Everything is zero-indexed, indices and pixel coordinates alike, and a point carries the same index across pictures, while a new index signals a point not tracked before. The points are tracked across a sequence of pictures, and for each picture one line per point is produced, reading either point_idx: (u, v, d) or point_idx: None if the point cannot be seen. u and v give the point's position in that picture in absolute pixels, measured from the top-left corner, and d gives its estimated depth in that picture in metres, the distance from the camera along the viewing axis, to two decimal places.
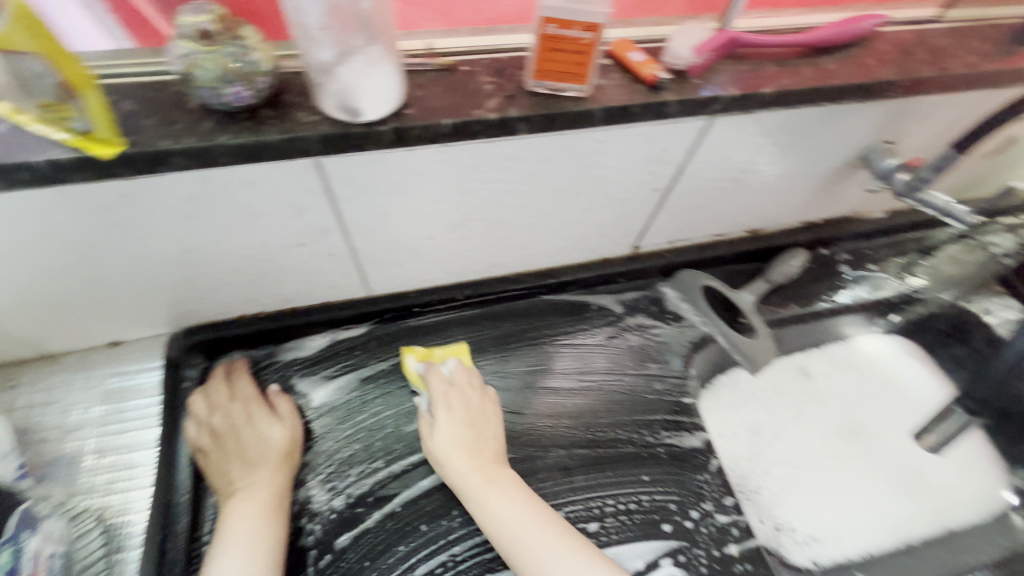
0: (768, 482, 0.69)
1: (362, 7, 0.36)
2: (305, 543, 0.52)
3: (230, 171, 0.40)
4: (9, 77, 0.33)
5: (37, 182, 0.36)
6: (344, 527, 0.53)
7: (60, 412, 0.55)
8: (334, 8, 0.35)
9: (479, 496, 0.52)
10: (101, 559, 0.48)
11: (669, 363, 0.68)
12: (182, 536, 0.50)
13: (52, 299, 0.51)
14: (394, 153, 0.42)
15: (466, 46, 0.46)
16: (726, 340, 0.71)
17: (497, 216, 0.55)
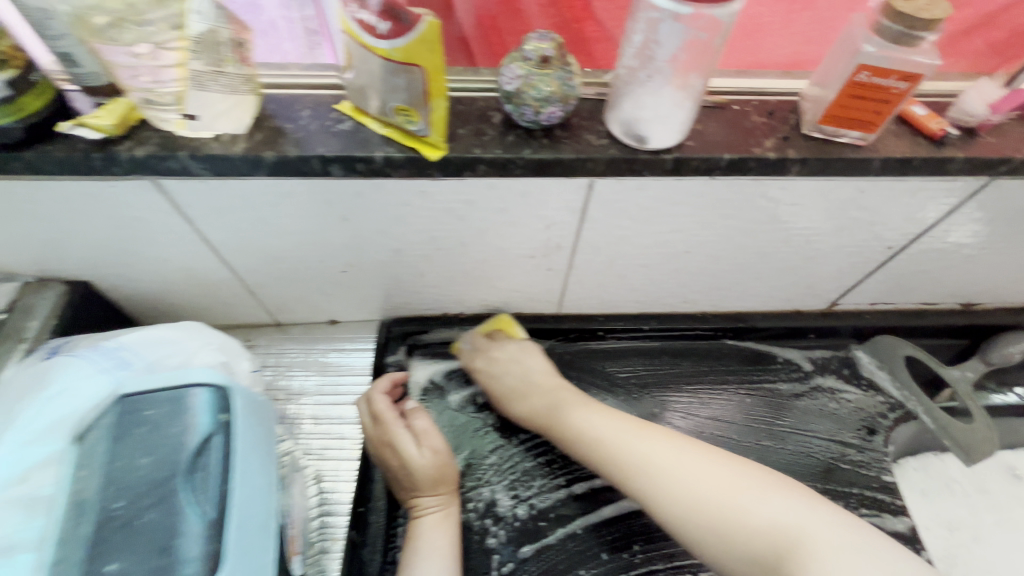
0: None
1: (717, 44, 0.36)
2: (491, 546, 0.53)
3: (514, 183, 0.44)
4: (385, 82, 0.37)
5: (367, 174, 0.42)
6: (527, 538, 0.54)
7: (286, 375, 0.61)
8: (693, 45, 0.36)
9: (597, 441, 0.49)
10: (316, 518, 0.53)
11: (864, 434, 0.63)
12: (383, 513, 0.53)
13: (304, 280, 0.56)
14: (663, 181, 0.44)
15: (739, 85, 0.47)
16: (933, 420, 0.63)
17: (718, 253, 0.55)
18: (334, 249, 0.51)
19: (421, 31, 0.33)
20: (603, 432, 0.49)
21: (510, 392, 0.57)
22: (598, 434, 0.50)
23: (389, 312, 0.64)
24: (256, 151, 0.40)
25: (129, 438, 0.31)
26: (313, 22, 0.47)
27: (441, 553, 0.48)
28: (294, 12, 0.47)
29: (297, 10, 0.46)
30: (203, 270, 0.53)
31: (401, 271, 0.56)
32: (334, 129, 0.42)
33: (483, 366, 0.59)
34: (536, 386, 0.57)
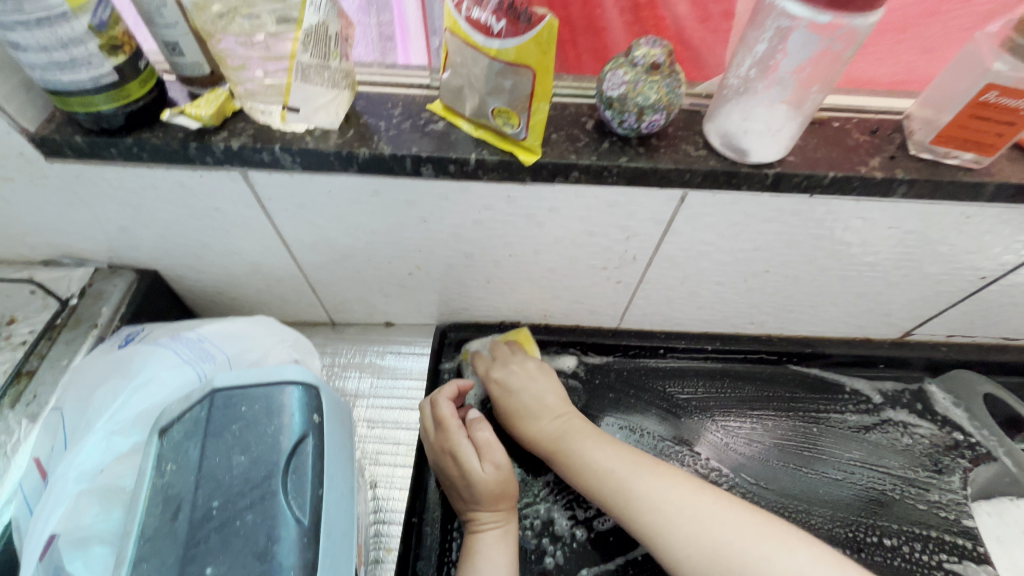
0: None
1: (845, 56, 0.34)
2: (548, 567, 0.51)
3: (604, 191, 0.42)
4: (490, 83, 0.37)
5: (458, 175, 0.41)
6: (586, 561, 0.51)
7: (340, 376, 0.60)
8: (821, 57, 0.34)
9: (602, 475, 0.47)
10: (372, 525, 0.51)
11: (941, 474, 0.59)
12: (438, 524, 0.52)
13: (368, 280, 0.56)
14: (759, 196, 0.42)
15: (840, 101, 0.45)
16: (1014, 462, 0.60)
17: (799, 274, 0.52)
18: (405, 250, 0.50)
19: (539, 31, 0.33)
20: (606, 464, 0.47)
21: (521, 412, 0.53)
22: (613, 470, 0.47)
23: (446, 318, 0.63)
24: (349, 146, 0.39)
25: (223, 436, 0.30)
26: (389, 28, 0.46)
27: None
28: (370, 17, 0.45)
29: (373, 14, 0.45)
30: (271, 264, 0.53)
31: (468, 276, 0.55)
32: (427, 128, 0.41)
33: (502, 379, 0.56)
34: (551, 409, 0.53)
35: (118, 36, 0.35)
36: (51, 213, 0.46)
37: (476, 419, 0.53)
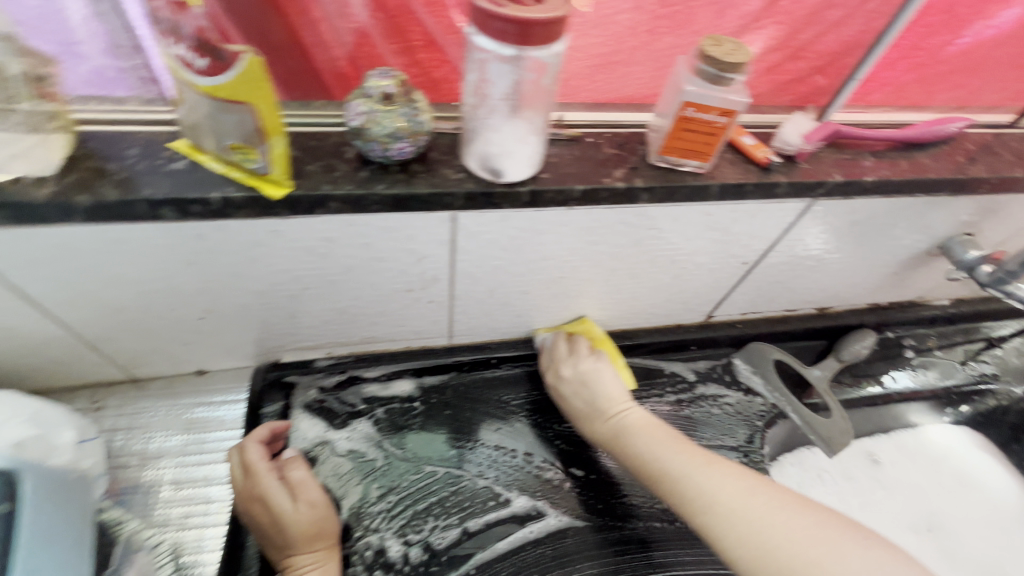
0: None
1: (544, 83, 0.38)
2: None
3: (374, 219, 0.43)
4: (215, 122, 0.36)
5: (207, 216, 0.39)
6: None
7: (142, 438, 0.55)
8: (521, 84, 0.37)
9: (650, 469, 0.51)
10: None
11: (742, 437, 0.66)
12: None
13: (154, 329, 0.51)
14: (524, 212, 0.45)
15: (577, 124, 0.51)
16: (800, 417, 0.68)
17: (594, 276, 0.57)
18: (185, 295, 0.47)
19: (242, 67, 0.32)
20: (656, 464, 0.51)
21: (586, 414, 0.59)
22: (666, 464, 0.50)
23: (264, 358, 0.59)
24: (67, 195, 0.36)
25: None
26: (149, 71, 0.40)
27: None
28: (119, 61, 0.39)
29: (123, 58, 0.39)
30: (25, 329, 0.47)
31: (270, 314, 0.52)
32: (166, 169, 0.38)
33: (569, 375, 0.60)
34: (608, 406, 0.58)
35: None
36: None
37: (291, 460, 0.51)
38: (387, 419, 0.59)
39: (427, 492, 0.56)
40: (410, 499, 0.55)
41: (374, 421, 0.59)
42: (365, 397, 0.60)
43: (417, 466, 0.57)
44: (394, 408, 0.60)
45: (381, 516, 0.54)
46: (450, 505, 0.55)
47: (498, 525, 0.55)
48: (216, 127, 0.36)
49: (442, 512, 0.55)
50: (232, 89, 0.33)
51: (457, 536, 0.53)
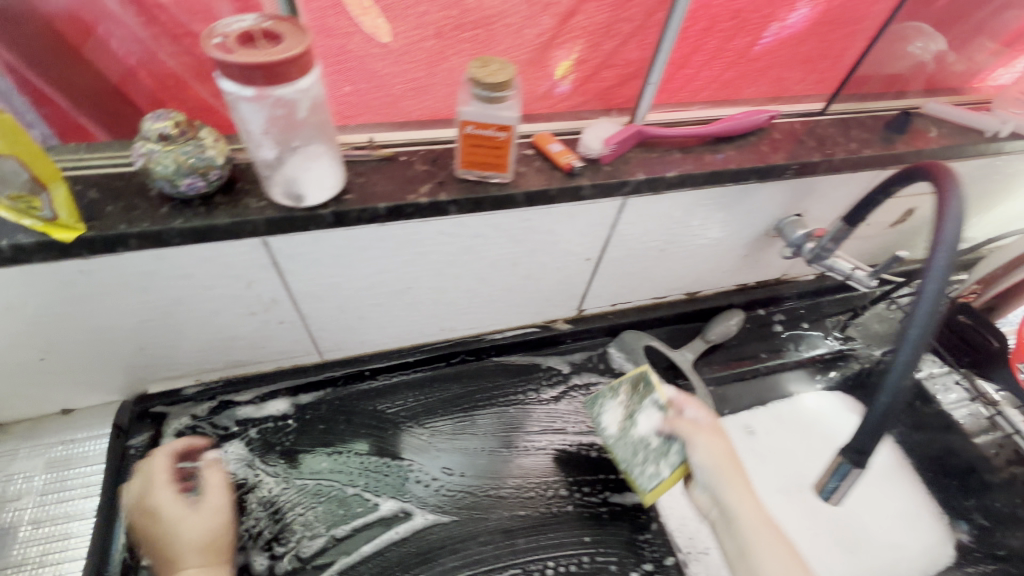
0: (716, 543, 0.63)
1: (299, 116, 0.42)
2: None
3: (184, 251, 0.45)
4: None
5: (8, 262, 0.41)
6: None
7: (4, 480, 0.56)
8: (272, 119, 0.41)
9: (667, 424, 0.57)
10: None
11: None
12: None
13: (1, 373, 0.52)
14: (335, 232, 0.48)
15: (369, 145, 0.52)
16: None
17: (441, 284, 0.60)
18: (18, 337, 0.49)
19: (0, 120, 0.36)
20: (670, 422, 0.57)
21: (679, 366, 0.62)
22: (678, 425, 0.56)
23: (129, 391, 0.61)
24: None
25: None
26: None
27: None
28: None
29: None
30: None
31: (118, 348, 0.54)
32: None
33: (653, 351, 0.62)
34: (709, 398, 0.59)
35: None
36: None
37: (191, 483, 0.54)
38: (261, 440, 0.62)
39: (296, 506, 0.59)
40: (279, 514, 0.58)
41: (247, 443, 0.61)
42: (239, 422, 0.63)
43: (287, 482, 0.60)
44: (268, 427, 0.63)
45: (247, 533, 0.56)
46: (318, 515, 0.59)
47: (365, 530, 0.58)
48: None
49: (310, 523, 0.58)
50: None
51: (324, 545, 0.57)
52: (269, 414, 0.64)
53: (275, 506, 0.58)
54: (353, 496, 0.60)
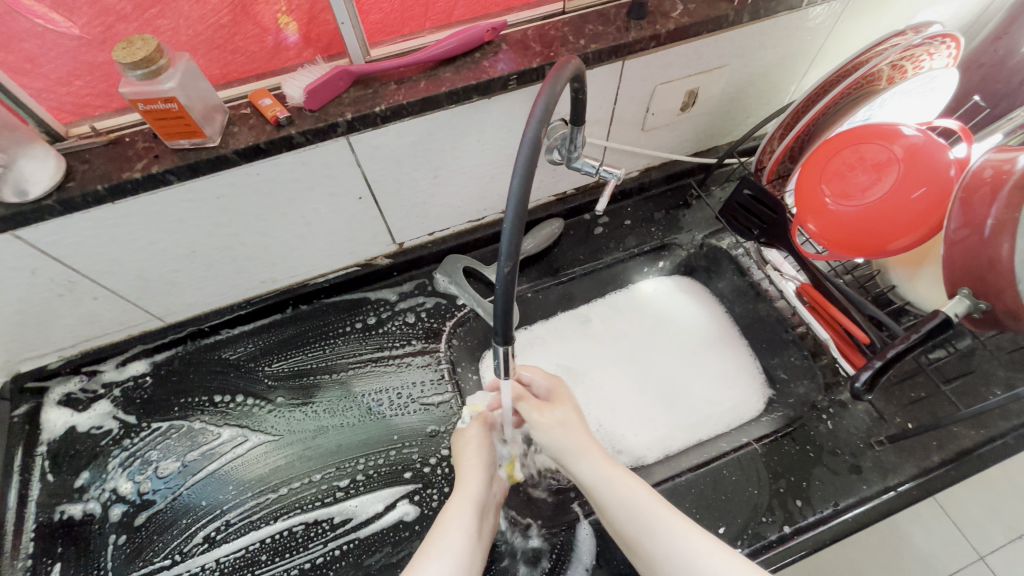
0: (636, 358, 0.81)
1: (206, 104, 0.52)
2: (374, 430, 0.72)
3: (292, 156, 0.59)
4: (145, 90, 0.49)
5: (178, 182, 0.56)
6: (399, 419, 0.73)
7: (191, 365, 0.77)
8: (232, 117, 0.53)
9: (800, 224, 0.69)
10: (238, 454, 0.71)
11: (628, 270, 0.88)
12: (289, 435, 0.72)
13: (171, 281, 0.70)
14: (394, 124, 0.61)
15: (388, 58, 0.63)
16: (678, 244, 0.88)
17: (480, 163, 0.73)
18: (182, 248, 0.65)
19: (154, 42, 0.49)
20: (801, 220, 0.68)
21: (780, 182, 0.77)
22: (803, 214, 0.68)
23: (258, 291, 0.79)
24: (83, 188, 0.53)
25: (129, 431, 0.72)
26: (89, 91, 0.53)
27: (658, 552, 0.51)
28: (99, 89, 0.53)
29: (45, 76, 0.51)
30: (83, 295, 0.66)
31: (248, 252, 0.70)
32: (138, 156, 0.55)
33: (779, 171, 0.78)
34: None
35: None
36: None
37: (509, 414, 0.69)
38: (373, 315, 0.81)
39: (410, 355, 0.78)
40: (395, 362, 0.77)
41: (364, 318, 0.81)
42: (355, 305, 0.82)
43: (390, 344, 0.79)
44: (368, 307, 0.82)
45: (377, 376, 0.76)
46: (417, 363, 0.78)
47: (452, 370, 0.77)
48: (143, 96, 0.50)
49: (412, 370, 0.77)
50: (155, 57, 0.48)
51: (435, 376, 0.77)
52: (375, 298, 0.83)
53: (387, 359, 0.78)
54: (440, 348, 0.79)
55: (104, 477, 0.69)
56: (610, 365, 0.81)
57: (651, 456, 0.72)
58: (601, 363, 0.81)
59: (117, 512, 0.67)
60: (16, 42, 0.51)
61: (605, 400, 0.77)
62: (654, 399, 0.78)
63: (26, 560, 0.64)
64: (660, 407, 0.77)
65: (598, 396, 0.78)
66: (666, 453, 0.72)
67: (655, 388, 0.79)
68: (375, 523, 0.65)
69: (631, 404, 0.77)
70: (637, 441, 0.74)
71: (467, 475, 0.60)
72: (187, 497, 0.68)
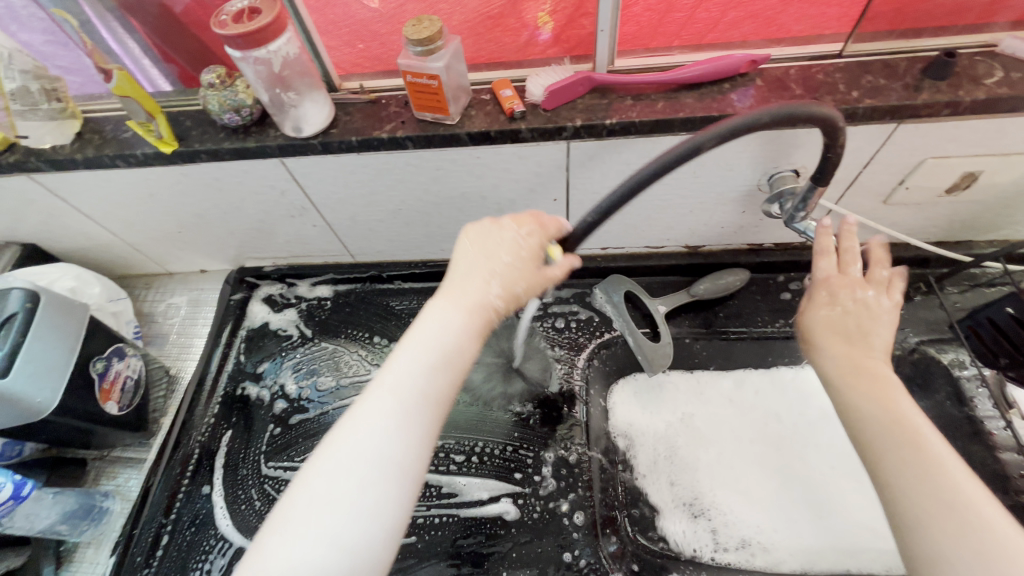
0: (782, 449, 0.71)
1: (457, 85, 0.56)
2: (493, 419, 0.74)
3: (512, 148, 0.61)
4: (417, 67, 0.54)
5: (412, 148, 0.61)
6: (520, 416, 0.74)
7: (361, 302, 0.86)
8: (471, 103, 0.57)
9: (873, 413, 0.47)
10: None
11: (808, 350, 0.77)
12: None
13: (372, 227, 0.78)
14: (617, 139, 0.60)
15: (631, 70, 0.61)
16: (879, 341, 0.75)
17: (684, 194, 0.68)
18: (391, 204, 0.72)
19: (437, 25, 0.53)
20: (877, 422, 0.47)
21: None
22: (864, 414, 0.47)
23: (435, 256, 0.85)
24: (341, 137, 0.61)
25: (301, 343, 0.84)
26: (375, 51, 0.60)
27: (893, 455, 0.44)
28: None
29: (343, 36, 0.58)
30: (308, 221, 0.77)
31: (440, 220, 0.75)
32: (389, 119, 0.62)
33: None
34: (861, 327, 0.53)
35: (235, 82, 0.60)
36: (180, 200, 0.74)
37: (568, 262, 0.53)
38: None
39: (524, 358, 0.78)
40: (532, 360, 0.78)
41: None
42: None
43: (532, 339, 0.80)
44: None
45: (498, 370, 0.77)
46: (551, 369, 0.77)
47: (580, 389, 0.75)
48: (413, 71, 0.55)
49: (545, 374, 0.77)
50: (434, 39, 0.53)
51: (556, 388, 0.75)
52: None
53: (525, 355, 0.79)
54: (578, 361, 0.77)
55: (277, 372, 0.81)
56: (751, 444, 0.71)
57: (789, 566, 0.64)
58: (735, 440, 0.71)
59: (279, 406, 0.78)
60: (331, 7, 0.60)
61: (734, 480, 0.69)
62: (797, 503, 0.67)
63: (210, 418, 0.78)
64: (806, 514, 0.67)
65: (728, 477, 0.69)
66: (807, 569, 0.64)
67: (798, 490, 0.68)
68: (477, 508, 0.67)
69: (766, 494, 0.68)
70: (772, 543, 0.65)
71: (411, 344, 0.47)
72: (332, 416, 0.77)
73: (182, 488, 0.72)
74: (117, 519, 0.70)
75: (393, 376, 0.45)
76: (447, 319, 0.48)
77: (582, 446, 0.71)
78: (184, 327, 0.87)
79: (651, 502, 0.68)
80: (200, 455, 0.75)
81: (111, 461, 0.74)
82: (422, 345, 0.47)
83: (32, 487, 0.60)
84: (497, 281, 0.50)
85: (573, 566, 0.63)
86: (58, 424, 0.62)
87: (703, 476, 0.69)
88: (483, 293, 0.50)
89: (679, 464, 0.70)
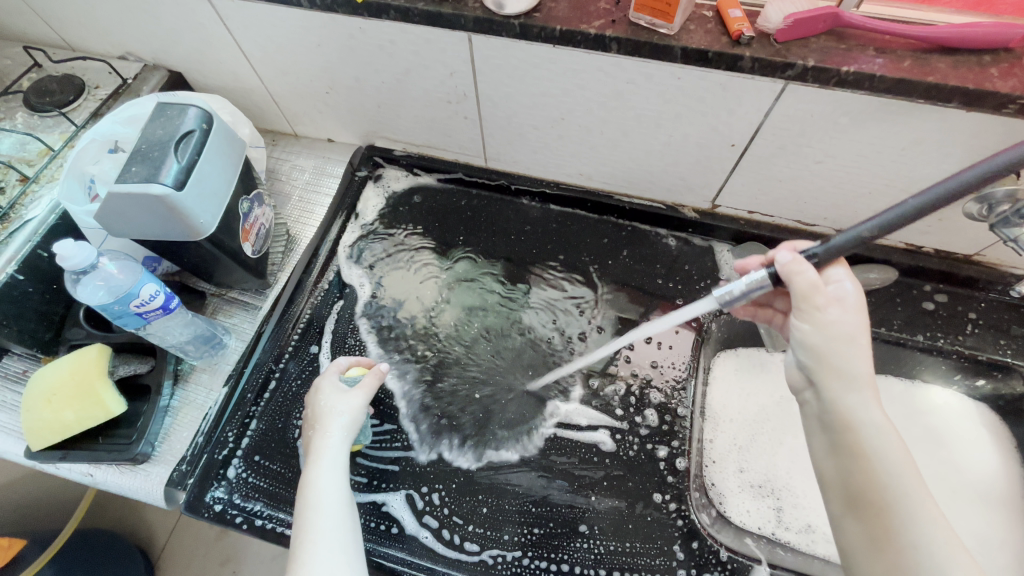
0: None
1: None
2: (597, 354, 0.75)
3: (722, 77, 0.57)
4: None
5: (615, 53, 0.57)
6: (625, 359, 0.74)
7: (484, 210, 0.86)
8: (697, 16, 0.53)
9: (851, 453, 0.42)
10: (486, 302, 0.80)
11: (938, 366, 0.74)
12: (533, 313, 0.79)
13: (524, 133, 0.75)
14: (840, 92, 0.55)
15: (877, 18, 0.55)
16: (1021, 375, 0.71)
17: (874, 172, 0.63)
18: (557, 111, 0.69)
19: None
20: (878, 480, 0.40)
21: None
22: (882, 478, 0.40)
23: (569, 179, 0.82)
24: (546, 23, 0.57)
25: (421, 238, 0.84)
26: None
27: (900, 530, 0.38)
28: None
29: None
30: (461, 111, 0.75)
31: (597, 142, 0.72)
32: (598, 15, 0.57)
33: None
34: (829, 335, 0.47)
35: None
36: (343, 58, 0.71)
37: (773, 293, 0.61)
38: (650, 256, 0.80)
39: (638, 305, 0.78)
40: (648, 307, 0.77)
41: (641, 254, 0.81)
42: (635, 240, 0.82)
43: (651, 288, 0.79)
44: (646, 246, 0.81)
45: (595, 312, 0.78)
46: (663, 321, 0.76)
47: (690, 348, 0.75)
48: None
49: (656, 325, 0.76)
50: None
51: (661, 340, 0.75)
52: (658, 239, 0.81)
53: (640, 301, 0.78)
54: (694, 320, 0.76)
55: (394, 258, 0.83)
56: None
57: None
58: None
59: (391, 290, 0.80)
60: None
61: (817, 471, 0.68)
62: None
63: (323, 283, 0.80)
64: None
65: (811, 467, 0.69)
66: None
67: None
68: (573, 431, 0.70)
69: None
70: None
71: (333, 425, 0.60)
72: (442, 313, 0.79)
73: (291, 344, 0.75)
74: (230, 355, 0.73)
75: (327, 457, 0.57)
76: (326, 476, 0.56)
77: (680, 403, 0.71)
78: (306, 190, 0.86)
79: (738, 480, 0.68)
80: (311, 317, 0.77)
81: (229, 301, 0.77)
82: (338, 426, 0.60)
83: (178, 302, 0.63)
84: (352, 425, 0.61)
85: (663, 508, 0.65)
86: (205, 250, 0.63)
87: (785, 462, 0.69)
88: (338, 446, 0.59)
89: (757, 450, 0.70)
